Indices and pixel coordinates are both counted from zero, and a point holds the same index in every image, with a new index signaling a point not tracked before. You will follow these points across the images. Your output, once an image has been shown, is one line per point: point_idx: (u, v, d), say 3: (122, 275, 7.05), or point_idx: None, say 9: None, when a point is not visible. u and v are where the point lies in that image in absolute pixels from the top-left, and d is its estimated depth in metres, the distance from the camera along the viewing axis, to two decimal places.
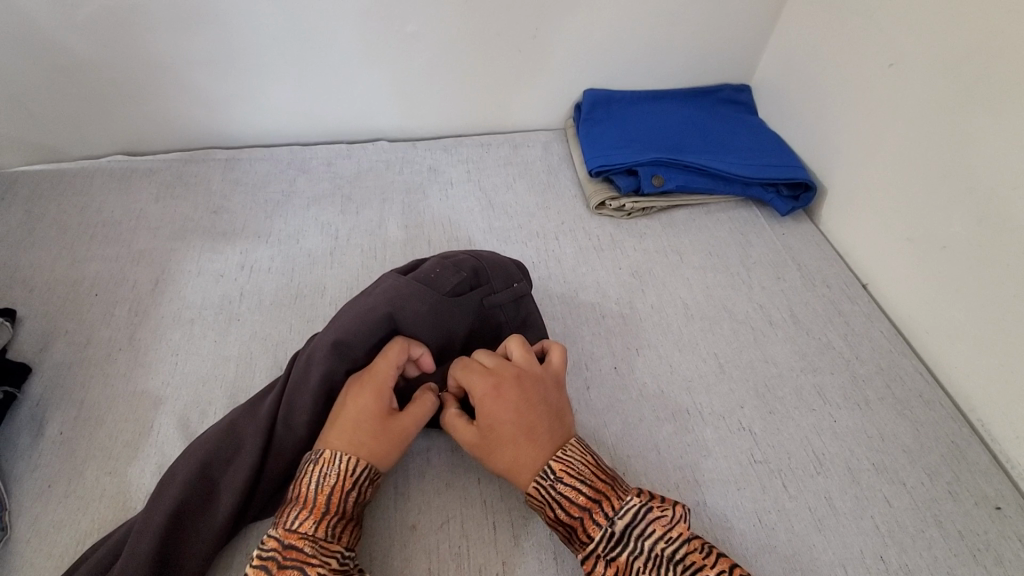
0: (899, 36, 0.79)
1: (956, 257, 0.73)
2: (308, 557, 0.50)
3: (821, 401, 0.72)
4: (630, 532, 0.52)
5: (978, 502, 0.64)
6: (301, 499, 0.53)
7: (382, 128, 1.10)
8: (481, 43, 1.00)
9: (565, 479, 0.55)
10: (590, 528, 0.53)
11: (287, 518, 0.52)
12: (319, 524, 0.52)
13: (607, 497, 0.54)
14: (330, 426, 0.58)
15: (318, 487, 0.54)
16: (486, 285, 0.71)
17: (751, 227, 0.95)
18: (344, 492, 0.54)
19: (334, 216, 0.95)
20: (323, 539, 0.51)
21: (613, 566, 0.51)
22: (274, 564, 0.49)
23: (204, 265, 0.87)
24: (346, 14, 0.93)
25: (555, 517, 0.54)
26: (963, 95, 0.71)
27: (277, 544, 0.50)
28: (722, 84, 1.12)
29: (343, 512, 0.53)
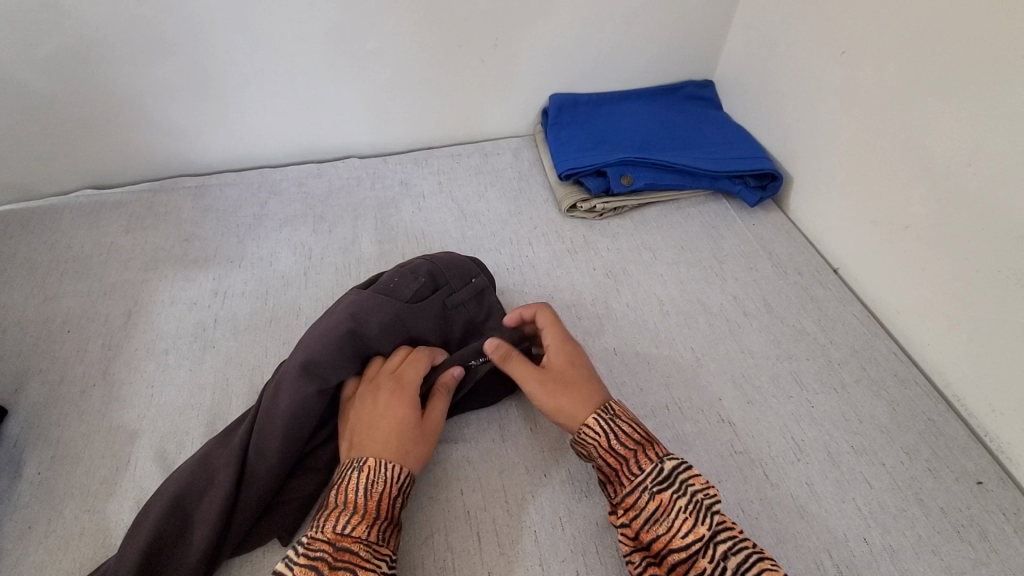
0: (849, 26, 0.80)
1: (917, 236, 0.74)
2: (363, 560, 0.50)
3: (798, 387, 0.72)
4: (678, 474, 0.55)
5: (960, 477, 0.64)
6: (353, 502, 0.53)
7: (352, 146, 1.11)
8: (444, 56, 1.01)
9: (619, 417, 0.60)
10: (642, 460, 0.56)
11: (335, 522, 0.52)
12: (371, 528, 0.52)
13: (653, 444, 0.58)
14: (365, 432, 0.59)
15: (366, 493, 0.54)
16: (445, 287, 0.73)
17: (721, 220, 0.96)
18: (391, 498, 0.55)
19: (307, 236, 0.95)
20: (375, 543, 0.52)
21: (656, 501, 0.53)
22: (326, 565, 0.49)
23: (176, 293, 0.86)
24: (307, 36, 0.94)
25: (609, 447, 0.58)
26: (914, 77, 0.72)
27: (331, 549, 0.50)
28: (685, 81, 1.14)
29: (391, 517, 0.54)
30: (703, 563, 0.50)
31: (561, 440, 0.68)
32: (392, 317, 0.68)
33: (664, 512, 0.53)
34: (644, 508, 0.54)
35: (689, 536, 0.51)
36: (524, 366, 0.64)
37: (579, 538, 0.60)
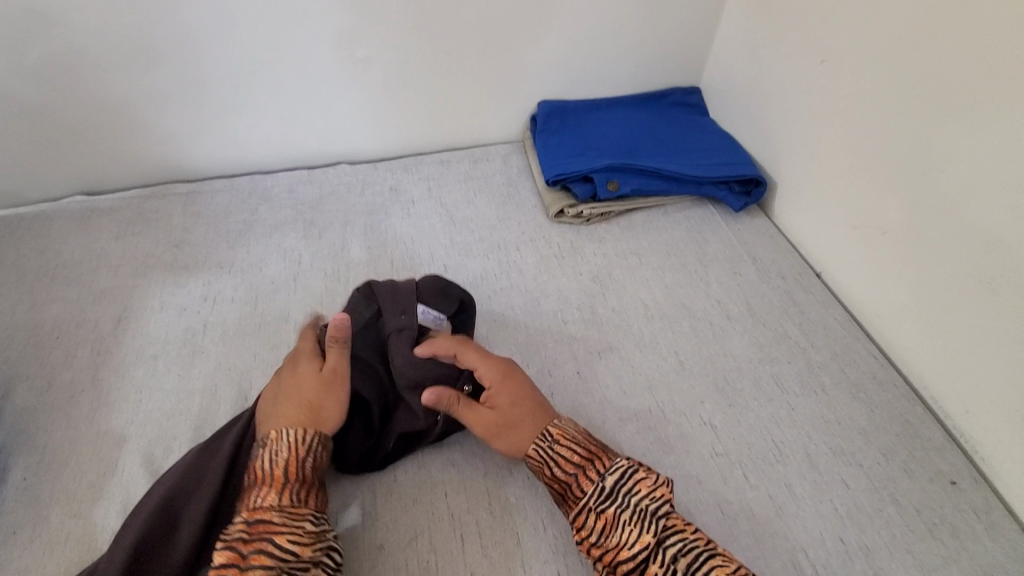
0: (828, 36, 0.82)
1: (894, 241, 0.75)
2: (277, 526, 0.52)
3: (779, 390, 0.73)
4: (619, 487, 0.55)
5: (934, 478, 0.66)
6: (259, 480, 0.55)
7: (343, 152, 1.11)
8: (432, 64, 1.02)
9: (558, 442, 0.60)
10: (583, 482, 0.57)
11: (248, 504, 0.54)
12: (282, 493, 0.54)
13: (595, 459, 0.58)
14: (276, 408, 0.61)
15: (273, 464, 0.56)
16: (382, 314, 0.71)
17: (706, 225, 0.97)
18: (299, 462, 0.57)
19: (297, 242, 0.96)
20: (289, 507, 0.54)
21: (601, 519, 0.55)
22: (239, 542, 0.51)
23: (166, 299, 0.87)
24: (296, 44, 0.95)
25: (551, 475, 0.59)
26: (891, 85, 0.74)
27: (243, 528, 0.52)
28: (672, 88, 1.15)
29: (303, 480, 0.56)
30: (653, 570, 0.51)
31: None
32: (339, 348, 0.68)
33: (610, 528, 0.54)
34: (591, 526, 0.55)
35: (636, 546, 0.52)
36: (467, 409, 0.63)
37: (561, 540, 0.61)
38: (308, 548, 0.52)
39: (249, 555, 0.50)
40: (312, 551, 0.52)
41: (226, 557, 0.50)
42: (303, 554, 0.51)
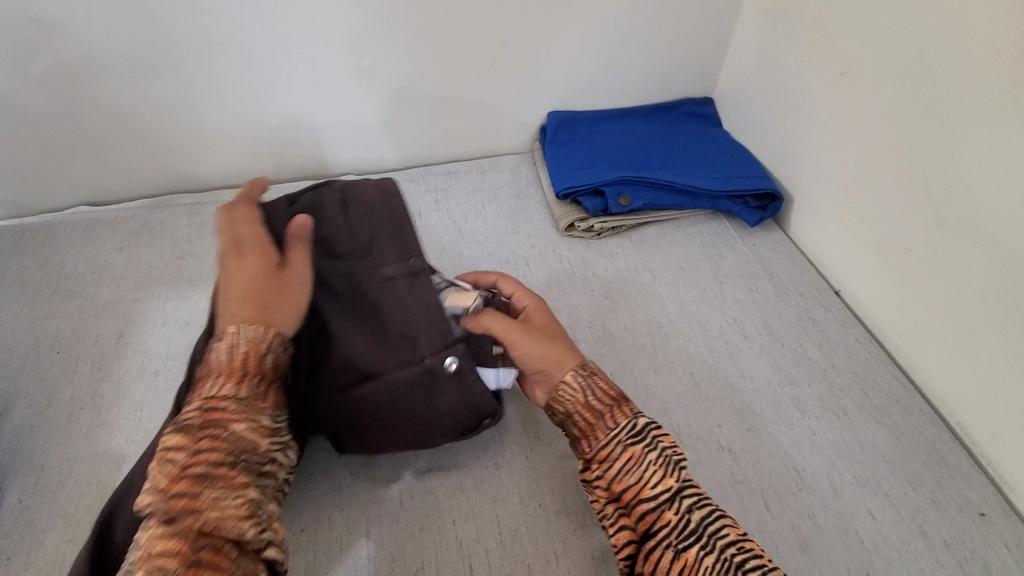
0: (847, 48, 0.80)
1: (918, 260, 0.73)
2: (233, 415, 0.50)
3: (799, 414, 0.71)
4: (651, 430, 0.56)
5: (963, 508, 0.63)
6: (213, 372, 0.52)
7: (349, 163, 1.09)
8: (440, 74, 1.01)
9: (597, 375, 0.60)
10: (618, 415, 0.57)
11: (203, 393, 0.52)
12: (238, 386, 0.52)
13: (626, 401, 0.59)
14: (227, 301, 0.57)
15: (231, 355, 0.53)
16: (377, 257, 0.66)
17: (721, 240, 0.95)
18: (258, 356, 0.54)
19: None
20: (247, 399, 0.52)
21: (629, 454, 0.55)
22: (192, 428, 0.49)
23: (169, 313, 0.85)
24: (303, 53, 0.94)
25: (586, 400, 0.58)
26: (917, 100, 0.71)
27: (196, 416, 0.50)
28: (685, 98, 1.13)
29: (260, 375, 0.54)
30: (669, 514, 0.52)
31: (556, 468, 0.66)
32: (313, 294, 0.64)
33: (636, 465, 0.54)
34: (617, 460, 0.55)
35: (659, 487, 0.53)
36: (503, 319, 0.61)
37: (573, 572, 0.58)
38: (266, 440, 0.52)
39: (203, 442, 0.48)
40: (269, 443, 0.52)
41: (179, 442, 0.48)
42: (261, 446, 0.51)
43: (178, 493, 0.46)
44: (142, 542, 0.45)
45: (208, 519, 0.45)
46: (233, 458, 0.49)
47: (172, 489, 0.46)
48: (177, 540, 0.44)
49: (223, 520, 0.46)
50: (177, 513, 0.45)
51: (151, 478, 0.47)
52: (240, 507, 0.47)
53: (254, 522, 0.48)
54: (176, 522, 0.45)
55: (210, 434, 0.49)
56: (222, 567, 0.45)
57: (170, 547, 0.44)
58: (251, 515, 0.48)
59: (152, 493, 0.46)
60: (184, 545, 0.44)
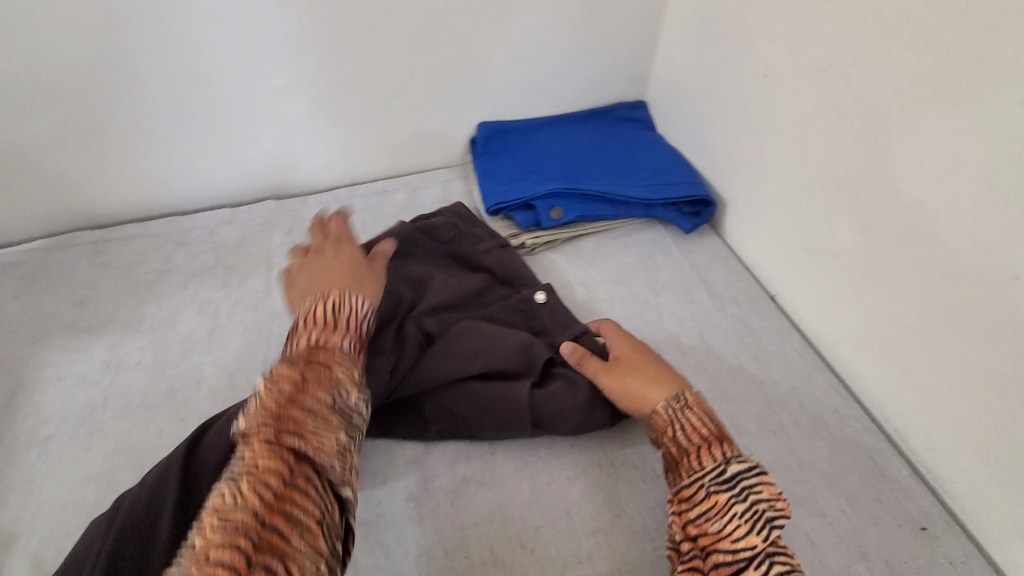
0: (768, 49, 0.78)
1: (845, 265, 0.71)
2: (337, 357, 0.52)
3: (735, 433, 0.68)
4: (741, 478, 0.52)
5: (902, 524, 0.61)
6: (324, 319, 0.55)
7: (268, 187, 1.03)
8: (357, 90, 0.95)
9: (691, 409, 0.59)
10: (703, 456, 0.54)
11: (308, 337, 0.54)
12: (342, 337, 0.55)
13: (723, 441, 0.55)
14: (316, 284, 0.63)
15: (336, 310, 0.57)
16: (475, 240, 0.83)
17: (657, 249, 0.92)
18: (362, 318, 0.58)
19: (215, 291, 0.86)
20: (349, 349, 0.55)
21: (711, 500, 0.52)
22: (301, 362, 0.50)
23: (66, 368, 0.78)
24: (201, 68, 0.87)
25: (673, 436, 0.57)
26: (841, 96, 0.68)
27: (309, 351, 0.52)
28: (617, 103, 1.10)
29: (360, 335, 0.57)
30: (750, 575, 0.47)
31: (483, 513, 0.62)
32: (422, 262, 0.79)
33: (717, 513, 0.51)
34: (698, 503, 0.52)
35: (741, 543, 0.49)
36: (596, 360, 0.67)
37: None
38: (360, 391, 0.52)
39: (310, 375, 0.50)
40: (363, 394, 0.52)
41: (288, 371, 0.49)
42: (356, 395, 0.52)
43: (285, 417, 0.46)
44: (246, 455, 0.44)
45: (310, 446, 0.45)
46: (333, 398, 0.49)
47: (279, 412, 0.46)
48: (276, 458, 0.44)
49: (320, 451, 0.46)
50: (283, 433, 0.45)
51: (257, 401, 0.47)
52: (335, 444, 0.47)
53: (342, 462, 0.47)
54: (280, 442, 0.44)
55: (315, 370, 0.50)
56: (315, 495, 0.44)
57: (273, 463, 0.43)
58: (342, 455, 0.47)
59: (258, 414, 0.46)
60: (286, 462, 0.44)
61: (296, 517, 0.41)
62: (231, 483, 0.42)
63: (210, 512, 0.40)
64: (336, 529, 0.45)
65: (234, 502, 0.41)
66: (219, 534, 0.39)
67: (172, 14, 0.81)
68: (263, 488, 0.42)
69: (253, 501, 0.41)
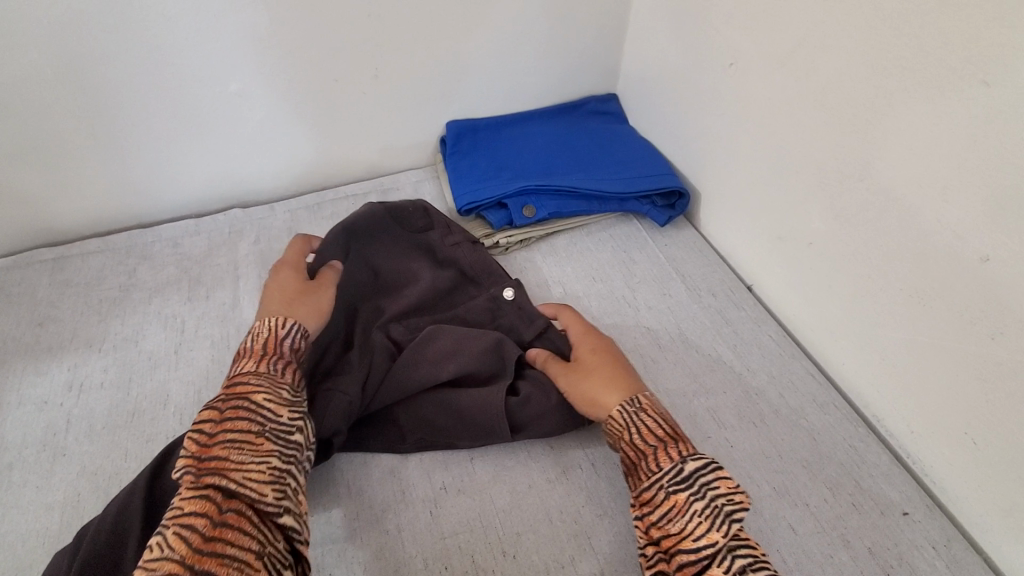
0: (734, 37, 0.77)
1: (819, 252, 0.70)
2: (254, 385, 0.56)
3: (716, 426, 0.68)
4: (698, 475, 0.52)
5: (884, 510, 0.61)
6: (243, 354, 0.59)
7: (233, 195, 0.99)
8: (321, 91, 0.92)
9: (645, 412, 0.58)
10: (660, 457, 0.54)
11: (230, 375, 0.58)
12: (262, 364, 0.58)
13: (676, 441, 0.55)
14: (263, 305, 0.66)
15: (252, 342, 0.60)
16: (442, 230, 0.81)
17: (633, 243, 0.91)
18: (278, 339, 0.61)
19: (181, 305, 0.83)
20: (268, 373, 0.58)
21: (670, 501, 0.51)
22: (220, 402, 0.54)
23: (24, 392, 0.74)
24: (157, 72, 0.83)
25: (630, 440, 0.56)
26: (811, 77, 0.67)
27: (227, 389, 0.56)
28: (587, 97, 1.09)
29: (282, 355, 0.60)
30: (715, 571, 0.47)
31: (464, 521, 0.60)
32: (389, 267, 0.78)
33: (677, 513, 0.50)
34: (658, 505, 0.52)
35: (701, 540, 0.49)
36: (560, 365, 0.66)
37: None
38: (286, 411, 0.55)
39: (228, 411, 0.53)
40: (289, 414, 0.55)
41: (208, 413, 0.53)
42: (282, 416, 0.55)
43: (206, 459, 0.50)
44: (174, 503, 0.48)
45: (233, 480, 0.49)
46: (255, 427, 0.53)
47: (202, 455, 0.50)
48: (202, 499, 0.47)
49: (245, 481, 0.49)
50: (204, 474, 0.49)
51: (183, 450, 0.51)
52: (262, 471, 0.50)
53: (273, 487, 0.50)
54: (203, 483, 0.48)
55: (233, 405, 0.54)
56: (244, 525, 0.47)
57: (197, 506, 0.47)
58: (271, 479, 0.50)
59: (183, 461, 0.50)
60: (213, 502, 0.47)
61: (224, 551, 0.45)
62: (162, 531, 0.46)
63: (143, 562, 0.44)
64: (273, 552, 0.48)
65: (164, 551, 0.44)
66: None
67: (121, 16, 0.77)
68: (188, 531, 0.45)
69: (180, 546, 0.44)
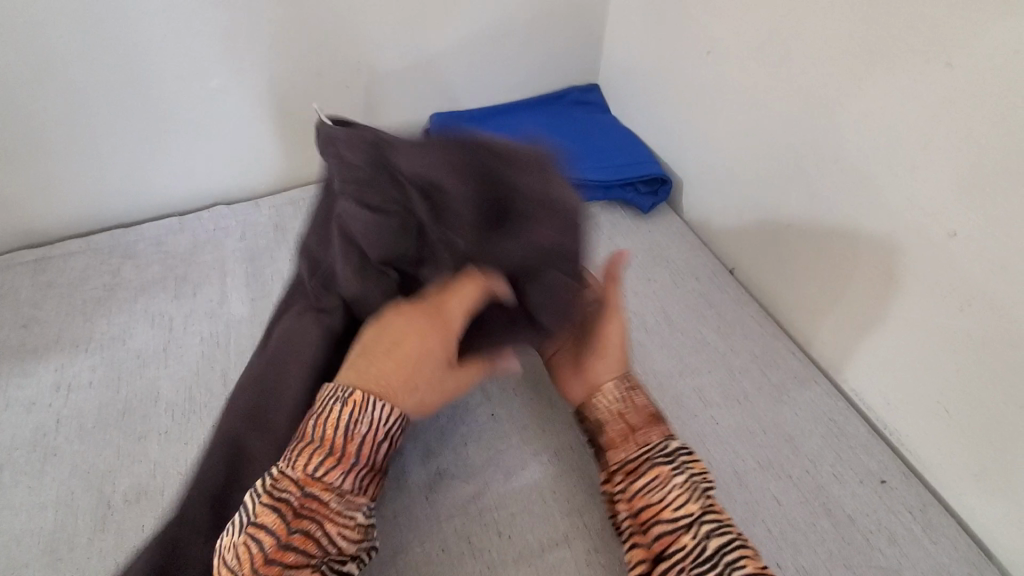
0: (710, 26, 0.79)
1: (798, 233, 0.72)
2: (332, 511, 0.47)
3: (702, 405, 0.70)
4: (682, 452, 0.54)
5: (863, 479, 0.63)
6: (325, 450, 0.48)
7: (217, 192, 0.99)
8: (302, 87, 0.92)
9: (637, 393, 0.59)
10: (649, 432, 0.55)
11: (306, 471, 0.47)
12: (345, 479, 0.48)
13: (662, 420, 0.57)
14: (390, 375, 0.52)
15: (347, 434, 0.49)
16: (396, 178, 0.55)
17: (617, 230, 0.92)
18: (375, 445, 0.50)
19: (168, 303, 0.83)
20: (348, 492, 0.49)
21: (654, 471, 0.52)
22: (290, 513, 0.46)
23: (11, 394, 0.73)
24: (135, 65, 0.82)
25: (620, 410, 0.57)
26: (786, 60, 0.69)
27: (301, 493, 0.47)
28: (569, 87, 1.09)
29: (372, 465, 0.50)
30: (687, 538, 0.48)
31: (459, 504, 0.62)
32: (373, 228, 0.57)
33: (660, 483, 0.52)
34: (642, 475, 0.53)
35: (680, 510, 0.50)
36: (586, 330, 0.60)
37: None
38: (350, 544, 0.48)
39: (296, 537, 0.46)
40: (355, 546, 0.49)
41: (273, 525, 0.46)
42: (345, 550, 0.48)
43: None
44: None
45: None
46: (315, 562, 0.46)
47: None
48: None
49: None
50: None
51: (235, 554, 0.45)
52: None
53: None
54: None
55: (305, 528, 0.46)
56: None
57: None
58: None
59: (235, 570, 0.45)
60: None
61: None
62: None
63: None
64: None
65: None
66: None
67: (98, 8, 0.76)
68: None
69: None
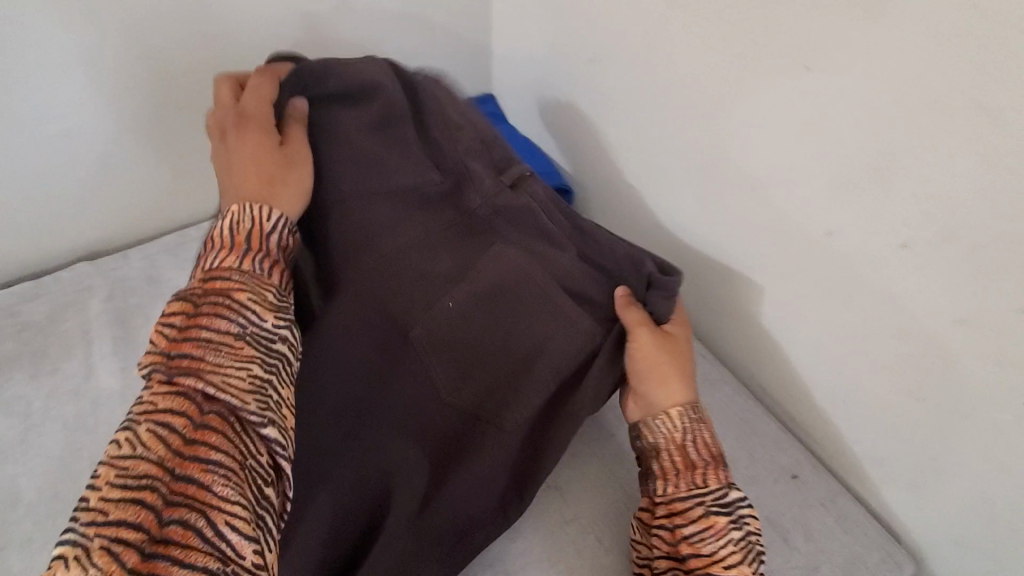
0: (592, 31, 0.76)
1: (696, 235, 0.72)
2: (237, 283, 0.48)
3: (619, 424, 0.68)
4: (741, 506, 0.53)
5: (777, 477, 0.64)
6: (220, 242, 0.51)
7: (78, 245, 0.88)
8: (159, 123, 0.82)
9: (702, 422, 0.57)
10: (709, 475, 0.54)
11: (204, 266, 0.50)
12: (242, 260, 0.50)
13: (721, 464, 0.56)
14: (237, 179, 0.56)
15: (234, 231, 0.52)
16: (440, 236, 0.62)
17: None
18: (262, 234, 0.53)
19: (25, 385, 0.73)
20: (252, 272, 0.50)
21: (709, 521, 0.52)
22: (194, 296, 0.47)
23: None
24: None
25: (683, 444, 0.56)
26: (671, 65, 0.67)
27: (203, 280, 0.49)
28: (463, 96, 1.04)
29: (265, 250, 0.52)
30: None
31: None
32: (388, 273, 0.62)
33: (713, 535, 0.52)
34: (694, 521, 0.53)
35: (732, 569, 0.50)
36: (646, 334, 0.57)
37: None
38: (270, 316, 0.48)
39: (206, 307, 0.46)
40: (276, 318, 0.49)
41: (182, 309, 0.46)
42: (265, 321, 0.48)
43: (177, 356, 0.44)
44: (145, 398, 0.43)
45: (213, 381, 0.43)
46: (234, 329, 0.46)
47: (171, 351, 0.44)
48: (178, 398, 0.42)
49: (224, 386, 0.43)
50: (176, 373, 0.43)
51: (150, 345, 0.46)
52: (242, 378, 0.44)
53: (255, 397, 0.44)
54: (176, 382, 0.43)
55: (212, 301, 0.47)
56: (227, 431, 0.43)
57: (173, 403, 0.42)
58: (253, 388, 0.45)
59: (150, 356, 0.45)
60: (191, 402, 0.42)
61: (207, 456, 0.41)
62: (130, 427, 0.41)
63: (109, 459, 0.40)
64: (255, 464, 0.43)
65: (134, 450, 0.40)
66: (122, 480, 0.38)
67: None
68: (164, 429, 0.41)
69: (156, 446, 0.40)
